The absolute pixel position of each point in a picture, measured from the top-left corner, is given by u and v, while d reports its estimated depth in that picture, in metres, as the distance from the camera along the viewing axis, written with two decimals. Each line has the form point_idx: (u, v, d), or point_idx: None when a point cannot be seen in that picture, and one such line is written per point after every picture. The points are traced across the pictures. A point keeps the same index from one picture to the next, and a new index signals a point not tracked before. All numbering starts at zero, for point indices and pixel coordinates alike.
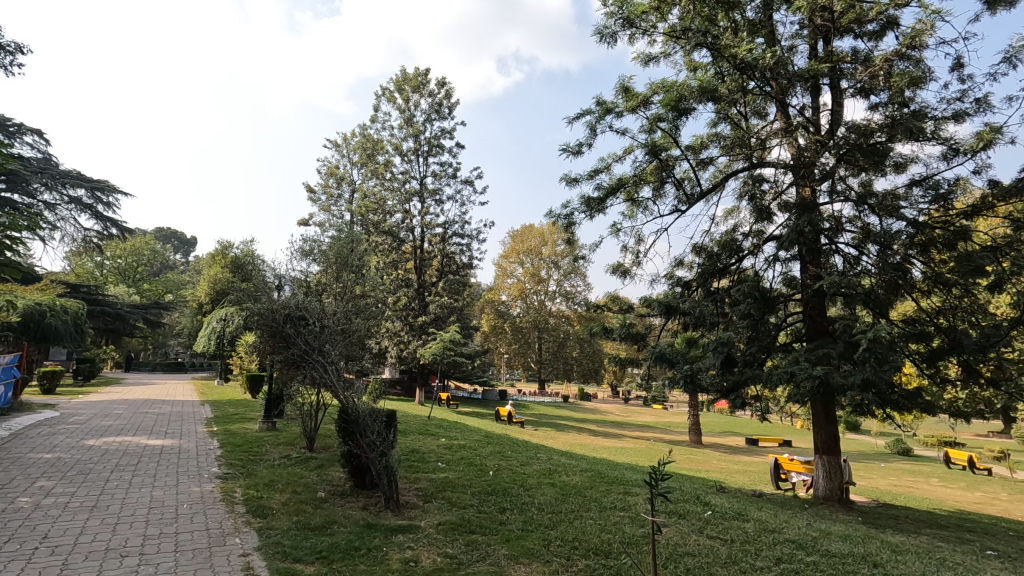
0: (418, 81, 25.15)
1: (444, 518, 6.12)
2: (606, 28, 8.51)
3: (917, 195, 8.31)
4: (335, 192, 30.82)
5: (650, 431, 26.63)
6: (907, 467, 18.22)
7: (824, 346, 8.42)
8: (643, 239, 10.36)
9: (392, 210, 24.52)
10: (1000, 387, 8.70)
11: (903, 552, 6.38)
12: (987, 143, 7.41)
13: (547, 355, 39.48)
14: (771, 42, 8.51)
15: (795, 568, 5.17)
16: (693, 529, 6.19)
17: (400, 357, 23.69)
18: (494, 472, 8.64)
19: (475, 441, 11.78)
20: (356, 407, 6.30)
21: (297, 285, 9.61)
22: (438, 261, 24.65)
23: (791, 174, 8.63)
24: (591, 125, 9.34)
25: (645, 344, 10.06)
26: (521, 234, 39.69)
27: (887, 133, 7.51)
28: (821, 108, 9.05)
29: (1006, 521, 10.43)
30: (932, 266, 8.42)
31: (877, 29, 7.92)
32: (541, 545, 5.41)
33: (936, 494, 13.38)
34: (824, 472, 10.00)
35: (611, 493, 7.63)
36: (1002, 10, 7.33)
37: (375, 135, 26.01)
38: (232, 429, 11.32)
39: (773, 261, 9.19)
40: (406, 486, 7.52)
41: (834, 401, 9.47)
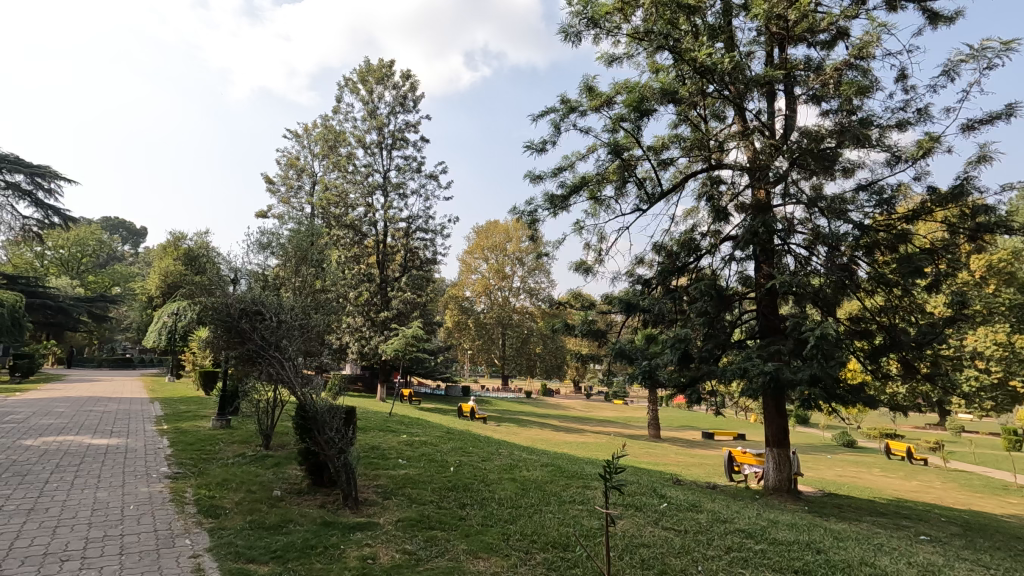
0: (382, 73, 24.74)
1: (404, 515, 6.09)
2: (570, 27, 8.60)
3: (863, 199, 8.75)
4: (295, 184, 30.03)
5: (610, 425, 27.09)
6: (852, 459, 19.12)
7: (775, 343, 8.73)
8: (605, 237, 10.54)
9: (355, 203, 24.07)
10: (935, 382, 9.22)
11: (844, 539, 6.72)
12: (927, 151, 7.86)
13: (510, 351, 39.63)
14: (730, 47, 8.76)
15: (745, 556, 5.37)
16: (649, 520, 6.35)
17: (361, 353, 23.33)
18: (455, 467, 8.64)
19: (437, 437, 11.75)
20: (315, 404, 6.18)
21: (254, 278, 9.34)
22: (401, 256, 24.52)
23: (748, 177, 8.94)
24: (555, 124, 9.44)
25: (606, 340, 10.22)
26: (486, 230, 39.76)
27: (836, 139, 7.84)
28: (776, 113, 9.37)
29: (939, 508, 11.10)
30: (877, 267, 8.84)
31: (829, 39, 8.27)
32: (500, 539, 5.45)
33: (878, 484, 14.10)
34: (774, 464, 10.41)
35: (571, 487, 7.75)
36: (941, 26, 7.78)
37: (337, 126, 25.33)
38: (184, 428, 10.93)
39: (729, 261, 9.51)
40: (365, 483, 7.44)
41: (783, 396, 9.89)
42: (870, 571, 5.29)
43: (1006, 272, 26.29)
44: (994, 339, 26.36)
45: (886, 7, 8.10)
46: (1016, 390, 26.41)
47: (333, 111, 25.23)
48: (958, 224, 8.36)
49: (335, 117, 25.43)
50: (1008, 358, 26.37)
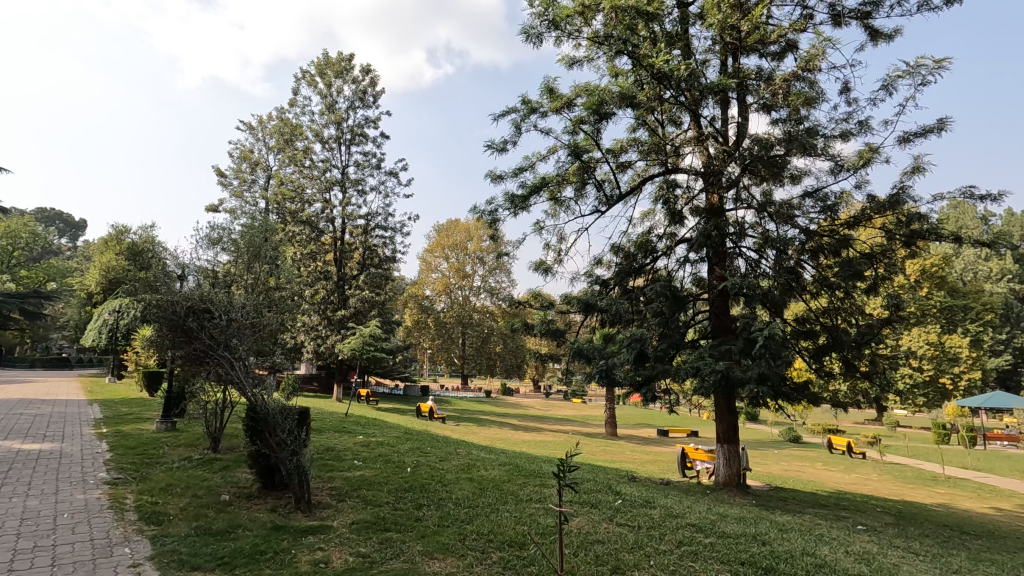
0: (341, 67, 24.23)
1: (358, 517, 5.99)
2: (532, 28, 8.65)
3: (809, 206, 9.15)
4: (249, 177, 29.06)
5: (568, 424, 27.40)
6: (797, 454, 19.99)
7: (727, 342, 9.01)
8: (564, 237, 10.65)
9: (311, 199, 23.46)
10: (873, 380, 9.73)
11: (788, 530, 7.01)
12: (867, 161, 8.30)
13: (470, 351, 39.53)
14: (687, 54, 8.99)
15: (695, 550, 5.53)
16: (604, 517, 6.46)
17: (317, 352, 22.81)
18: (412, 468, 8.57)
19: (394, 437, 11.62)
20: (266, 405, 6.01)
21: (203, 274, 8.96)
22: (360, 253, 24.07)
23: (702, 181, 9.23)
24: (516, 124, 9.47)
25: (565, 340, 10.34)
26: (447, 229, 39.55)
27: (785, 147, 8.17)
28: (729, 120, 9.68)
29: (875, 499, 11.73)
30: (821, 270, 9.26)
31: (779, 51, 8.60)
32: (457, 539, 5.45)
33: (820, 477, 14.79)
34: (724, 460, 10.76)
35: (528, 486, 7.80)
36: (881, 43, 8.21)
37: (293, 119, 24.57)
38: (125, 431, 10.42)
39: (684, 263, 9.76)
40: (319, 485, 7.27)
41: (733, 395, 10.25)
42: (811, 560, 5.54)
43: (937, 277, 28.03)
44: (927, 339, 28.06)
45: (832, 23, 8.49)
46: (945, 387, 28.19)
47: (290, 103, 24.48)
48: (895, 231, 8.86)
49: (292, 110, 24.70)
50: (939, 357, 28.13)
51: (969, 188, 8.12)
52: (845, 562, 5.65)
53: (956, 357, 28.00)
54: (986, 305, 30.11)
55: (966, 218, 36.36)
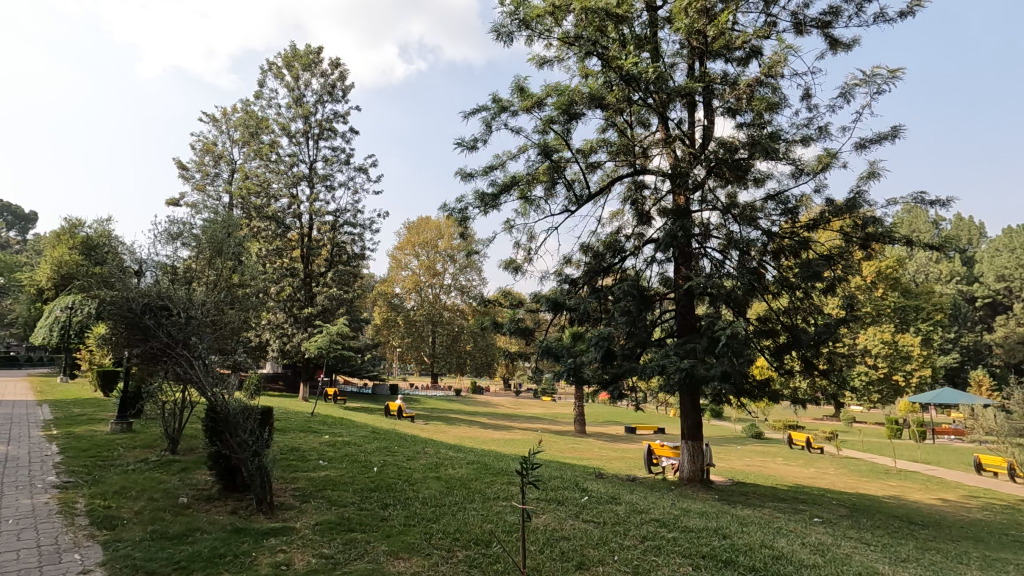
0: (310, 60, 23.73)
1: (321, 518, 5.90)
2: (503, 27, 8.67)
3: (771, 208, 9.43)
4: (212, 171, 28.21)
5: (538, 423, 27.52)
6: (759, 449, 20.55)
7: (692, 340, 9.18)
8: (534, 236, 10.72)
9: (278, 193, 22.90)
10: (830, 377, 10.06)
11: (748, 524, 7.21)
12: (825, 166, 8.59)
13: (440, 349, 39.28)
14: (656, 57, 9.12)
15: (658, 544, 5.65)
16: (570, 514, 6.52)
17: (283, 351, 22.32)
18: (379, 467, 8.47)
19: (361, 437, 11.46)
20: (226, 404, 5.86)
21: (162, 269, 8.58)
22: (327, 250, 23.70)
23: (669, 183, 9.40)
24: (486, 122, 9.47)
25: (534, 338, 10.38)
26: (417, 226, 39.27)
27: (748, 150, 8.38)
28: (695, 122, 9.86)
29: (832, 492, 12.16)
30: (783, 271, 9.53)
31: (744, 56, 8.80)
32: (422, 539, 5.41)
33: (780, 472, 15.24)
34: (689, 456, 10.99)
35: (495, 484, 7.80)
36: (840, 52, 8.50)
37: (259, 111, 23.90)
38: (76, 433, 9.97)
39: (651, 262, 9.94)
40: (282, 486, 7.13)
41: (697, 393, 10.47)
42: (769, 552, 5.71)
43: (891, 278, 29.19)
44: (882, 338, 29.20)
45: (795, 31, 8.74)
46: (898, 384, 29.37)
47: (255, 95, 23.82)
48: (852, 233, 9.20)
49: (257, 102, 24.04)
50: (893, 355, 29.31)
51: (920, 194, 8.49)
52: (801, 553, 5.85)
53: (908, 355, 29.24)
54: (936, 305, 31.53)
55: (919, 222, 38.00)
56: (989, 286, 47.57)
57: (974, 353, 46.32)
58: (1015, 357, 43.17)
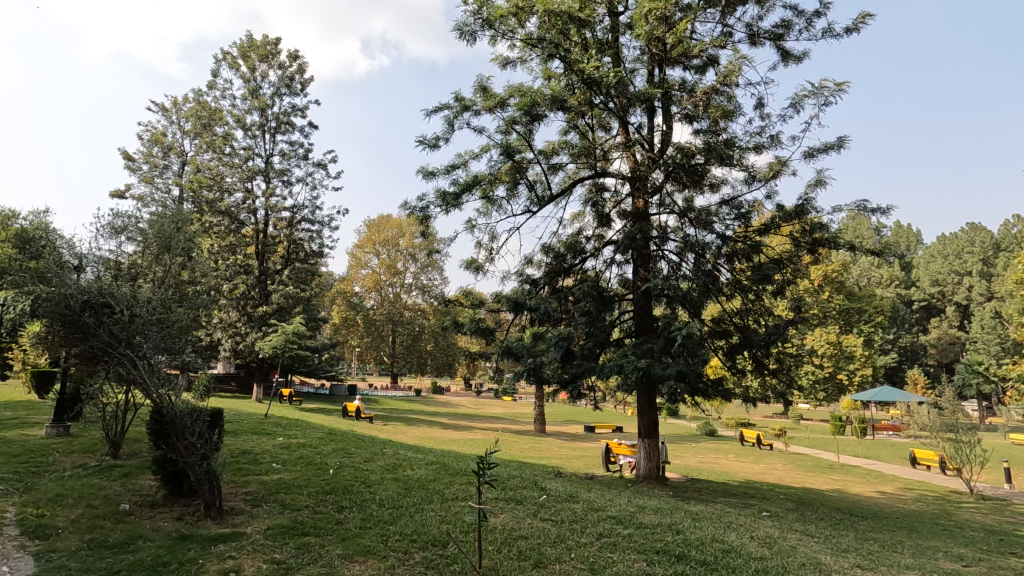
0: (267, 51, 23.03)
1: (274, 522, 5.74)
2: (466, 25, 8.65)
3: (726, 213, 9.72)
4: (161, 163, 27.01)
5: (499, 422, 27.51)
6: (713, 447, 21.16)
7: (649, 341, 9.37)
8: (496, 235, 10.73)
9: (231, 187, 22.09)
10: (780, 377, 10.45)
11: (701, 519, 7.42)
12: (776, 173, 8.93)
13: (400, 349, 38.75)
14: (617, 62, 9.29)
15: (614, 541, 5.74)
16: (529, 513, 6.55)
17: (235, 350, 21.57)
18: (335, 469, 8.30)
19: (317, 438, 11.20)
20: (173, 406, 5.62)
21: (104, 266, 8.02)
22: (284, 247, 23.07)
23: (629, 186, 9.58)
24: (449, 120, 9.42)
25: (494, 337, 10.38)
26: (378, 224, 38.72)
27: (704, 156, 8.63)
28: (654, 127, 10.08)
29: (780, 487, 12.64)
30: (737, 274, 9.84)
31: (701, 64, 9.05)
32: (378, 541, 5.33)
33: (733, 468, 15.72)
34: (645, 453, 11.22)
35: (454, 484, 7.77)
36: (792, 64, 8.85)
37: (212, 102, 23.00)
38: (6, 438, 9.36)
39: (611, 264, 10.11)
40: (232, 490, 6.88)
41: (654, 392, 10.70)
42: (719, 546, 5.89)
43: (837, 281, 30.57)
44: (828, 339, 30.56)
45: (749, 42, 9.05)
46: (842, 382, 30.80)
47: (208, 85, 22.93)
48: (801, 239, 9.61)
49: (210, 92, 23.14)
50: (838, 355, 30.72)
51: (863, 202, 8.94)
52: (750, 546, 6.06)
53: (851, 355, 30.68)
54: (877, 308, 33.23)
55: (862, 229, 39.98)
56: (925, 290, 50.49)
57: (911, 353, 49.09)
58: (947, 357, 46.04)
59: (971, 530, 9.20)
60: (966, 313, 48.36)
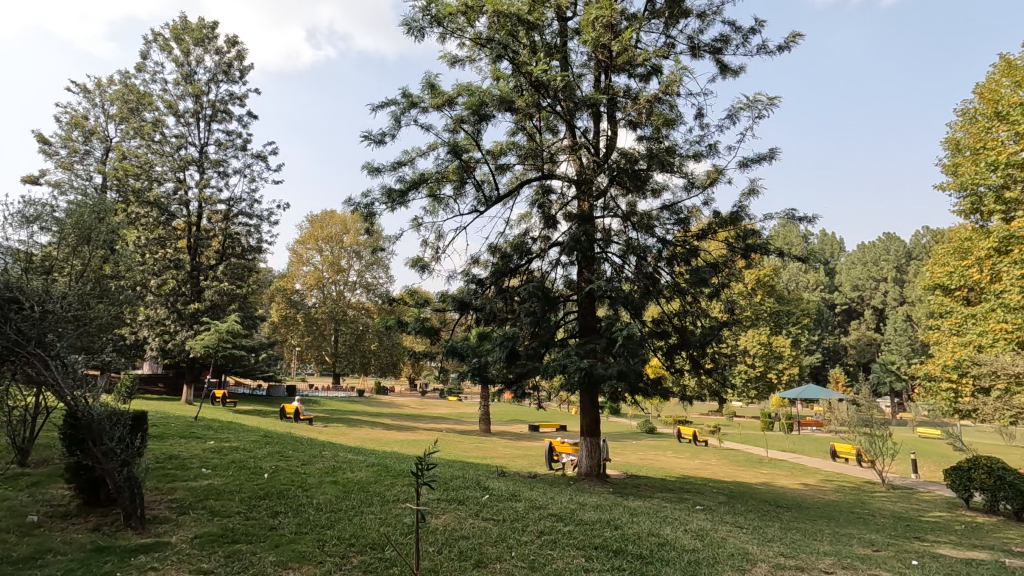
0: (202, 34, 21.87)
1: (201, 531, 5.46)
2: (414, 21, 8.55)
3: (666, 218, 10.07)
4: (81, 148, 25.11)
5: (443, 423, 27.29)
6: (652, 443, 21.85)
7: (592, 341, 9.56)
8: (442, 234, 10.67)
9: (161, 177, 20.82)
10: (714, 376, 10.93)
11: (638, 514, 7.65)
12: (713, 180, 9.33)
13: (343, 348, 37.76)
14: (565, 66, 9.44)
15: (554, 538, 5.82)
16: (471, 513, 6.55)
17: (163, 349, 20.35)
18: (270, 474, 7.98)
19: (251, 442, 10.72)
20: (90, 410, 5.25)
21: (13, 256, 7.27)
22: (219, 241, 22.00)
23: (574, 189, 9.76)
24: (395, 116, 9.28)
25: (439, 337, 10.29)
26: (321, 220, 37.62)
27: (647, 162, 8.90)
28: (600, 132, 10.29)
29: (713, 481, 13.21)
30: (676, 277, 10.21)
31: (645, 73, 9.33)
32: (314, 546, 5.19)
33: (671, 465, 16.29)
34: (587, 451, 11.42)
35: (395, 486, 7.65)
36: (729, 77, 9.27)
37: (141, 86, 21.60)
38: None
39: (556, 265, 10.24)
40: (156, 498, 6.49)
41: (596, 391, 10.93)
42: (655, 540, 6.10)
43: (768, 285, 32.31)
44: (759, 339, 32.21)
45: (691, 54, 9.41)
46: (772, 381, 32.54)
47: (137, 68, 21.53)
48: (735, 244, 10.09)
49: (138, 75, 21.72)
50: (768, 355, 32.45)
51: (791, 211, 9.49)
52: (683, 539, 6.31)
53: (781, 355, 32.46)
54: (804, 311, 35.33)
55: (792, 236, 42.41)
56: (846, 294, 54.09)
57: (833, 353, 52.43)
58: (864, 357, 49.49)
59: (881, 517, 9.95)
60: (881, 316, 52.19)
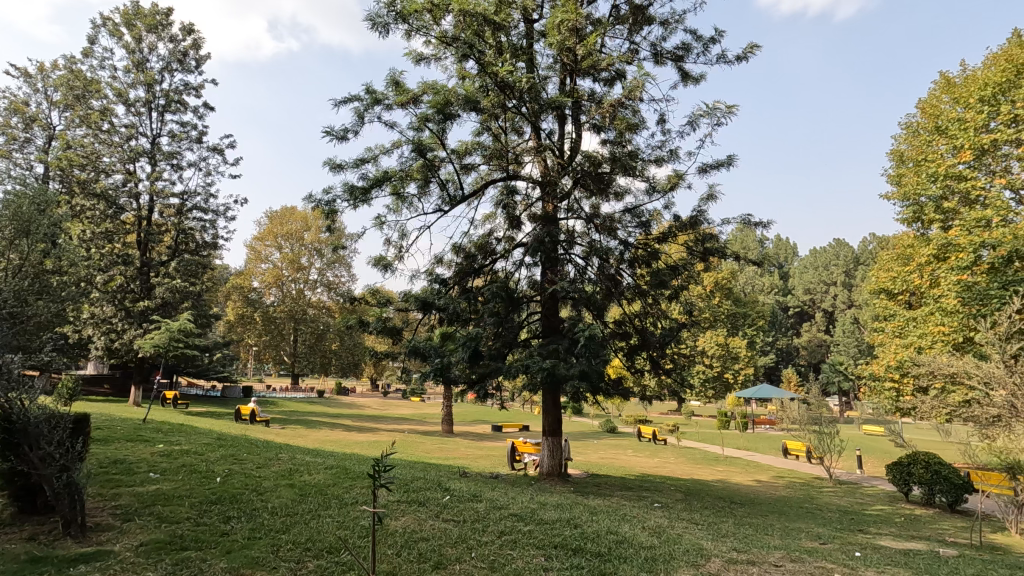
0: (156, 21, 20.99)
1: (147, 538, 5.24)
2: (378, 17, 8.44)
3: (628, 221, 10.24)
4: (21, 135, 23.73)
5: (405, 423, 27.01)
6: (613, 443, 22.17)
7: (555, 341, 9.63)
8: (406, 233, 10.56)
9: (110, 168, 19.89)
10: (673, 376, 11.17)
11: (597, 513, 7.75)
12: (674, 185, 9.54)
13: (302, 348, 36.89)
14: (530, 68, 9.49)
15: (514, 538, 5.84)
16: (431, 514, 6.50)
17: (110, 349, 19.44)
18: (223, 478, 7.72)
19: (204, 445, 10.36)
20: (26, 413, 4.96)
21: None
22: (171, 237, 21.17)
23: (538, 191, 9.81)
24: (359, 112, 9.13)
25: (401, 337, 10.17)
26: (281, 216, 36.65)
27: (610, 166, 9.03)
28: (565, 135, 10.39)
29: (671, 479, 13.52)
30: (637, 279, 10.39)
31: (609, 78, 9.47)
32: (268, 552, 5.05)
33: (630, 463, 16.57)
34: (549, 451, 11.50)
35: (353, 488, 7.52)
36: (690, 84, 9.51)
37: (88, 72, 20.58)
38: None
39: (520, 265, 10.28)
40: (98, 505, 6.20)
41: (558, 391, 11.01)
42: (613, 537, 6.19)
43: (725, 288, 33.27)
44: (717, 340, 33.11)
45: (654, 61, 9.60)
46: (728, 381, 33.50)
47: (84, 53, 20.51)
48: (693, 248, 10.35)
49: (86, 61, 20.68)
50: (725, 356, 33.39)
51: (747, 216, 9.80)
52: (641, 536, 6.42)
53: (737, 356, 33.46)
54: (759, 313, 36.52)
55: (749, 240, 43.76)
56: (799, 297, 56.17)
57: (786, 354, 54.36)
58: (815, 357, 51.51)
59: (828, 511, 10.39)
60: (831, 318, 54.43)
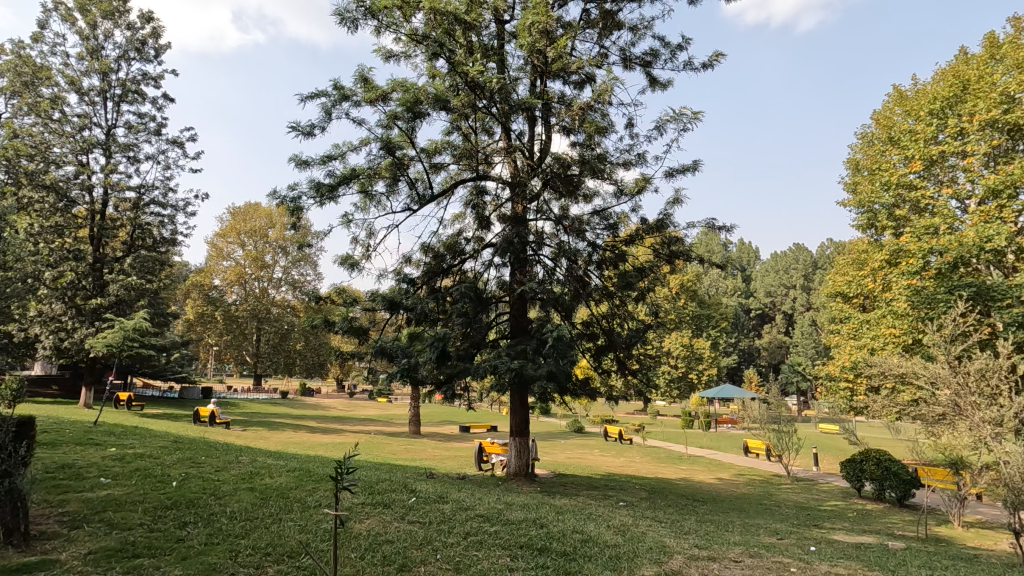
0: (112, 7, 20.16)
1: (97, 546, 5.02)
2: (347, 11, 8.30)
3: (596, 223, 10.35)
4: None
5: (371, 425, 26.66)
6: (580, 443, 22.36)
7: (523, 341, 9.66)
8: (373, 232, 10.41)
9: (60, 159, 19.00)
10: (639, 377, 11.33)
11: (563, 512, 7.80)
12: (641, 189, 9.70)
13: (265, 348, 36.00)
14: (501, 68, 9.50)
15: (480, 539, 5.83)
16: (396, 516, 6.42)
17: (58, 348, 18.56)
18: (179, 482, 7.46)
19: (160, 448, 9.99)
20: None
21: None
22: (127, 232, 20.37)
23: (508, 191, 9.82)
24: (326, 108, 8.97)
25: (367, 337, 10.01)
26: (244, 212, 35.69)
27: (579, 168, 9.11)
28: (535, 136, 10.43)
29: (636, 478, 13.73)
30: (605, 280, 10.50)
31: (579, 81, 9.55)
32: (226, 558, 4.91)
33: (596, 463, 16.76)
34: (516, 451, 11.52)
35: (317, 491, 7.38)
36: (657, 90, 9.67)
37: (37, 58, 19.62)
38: None
39: (489, 266, 10.26)
40: (44, 512, 5.90)
41: (526, 391, 11.04)
42: (578, 536, 6.25)
43: (690, 290, 33.96)
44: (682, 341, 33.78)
45: (623, 65, 9.73)
46: (692, 381, 34.21)
47: (33, 38, 19.54)
48: (659, 250, 10.52)
49: (35, 46, 19.71)
50: (690, 356, 34.09)
51: (711, 220, 10.04)
52: (605, 535, 6.50)
53: (701, 356, 34.21)
54: (722, 314, 37.41)
55: (713, 243, 44.77)
56: (760, 300, 57.79)
57: (748, 355, 55.87)
58: (775, 358, 53.11)
59: (786, 507, 10.72)
60: (790, 320, 56.21)
